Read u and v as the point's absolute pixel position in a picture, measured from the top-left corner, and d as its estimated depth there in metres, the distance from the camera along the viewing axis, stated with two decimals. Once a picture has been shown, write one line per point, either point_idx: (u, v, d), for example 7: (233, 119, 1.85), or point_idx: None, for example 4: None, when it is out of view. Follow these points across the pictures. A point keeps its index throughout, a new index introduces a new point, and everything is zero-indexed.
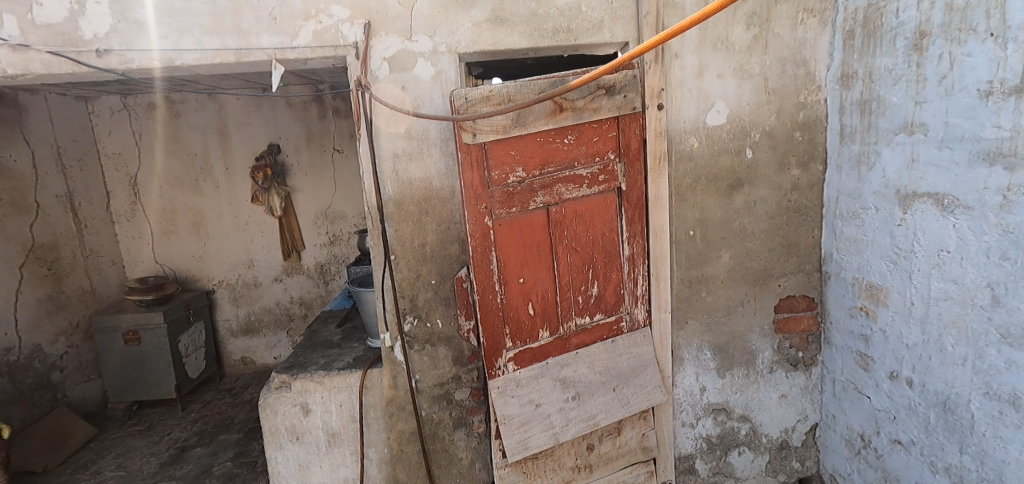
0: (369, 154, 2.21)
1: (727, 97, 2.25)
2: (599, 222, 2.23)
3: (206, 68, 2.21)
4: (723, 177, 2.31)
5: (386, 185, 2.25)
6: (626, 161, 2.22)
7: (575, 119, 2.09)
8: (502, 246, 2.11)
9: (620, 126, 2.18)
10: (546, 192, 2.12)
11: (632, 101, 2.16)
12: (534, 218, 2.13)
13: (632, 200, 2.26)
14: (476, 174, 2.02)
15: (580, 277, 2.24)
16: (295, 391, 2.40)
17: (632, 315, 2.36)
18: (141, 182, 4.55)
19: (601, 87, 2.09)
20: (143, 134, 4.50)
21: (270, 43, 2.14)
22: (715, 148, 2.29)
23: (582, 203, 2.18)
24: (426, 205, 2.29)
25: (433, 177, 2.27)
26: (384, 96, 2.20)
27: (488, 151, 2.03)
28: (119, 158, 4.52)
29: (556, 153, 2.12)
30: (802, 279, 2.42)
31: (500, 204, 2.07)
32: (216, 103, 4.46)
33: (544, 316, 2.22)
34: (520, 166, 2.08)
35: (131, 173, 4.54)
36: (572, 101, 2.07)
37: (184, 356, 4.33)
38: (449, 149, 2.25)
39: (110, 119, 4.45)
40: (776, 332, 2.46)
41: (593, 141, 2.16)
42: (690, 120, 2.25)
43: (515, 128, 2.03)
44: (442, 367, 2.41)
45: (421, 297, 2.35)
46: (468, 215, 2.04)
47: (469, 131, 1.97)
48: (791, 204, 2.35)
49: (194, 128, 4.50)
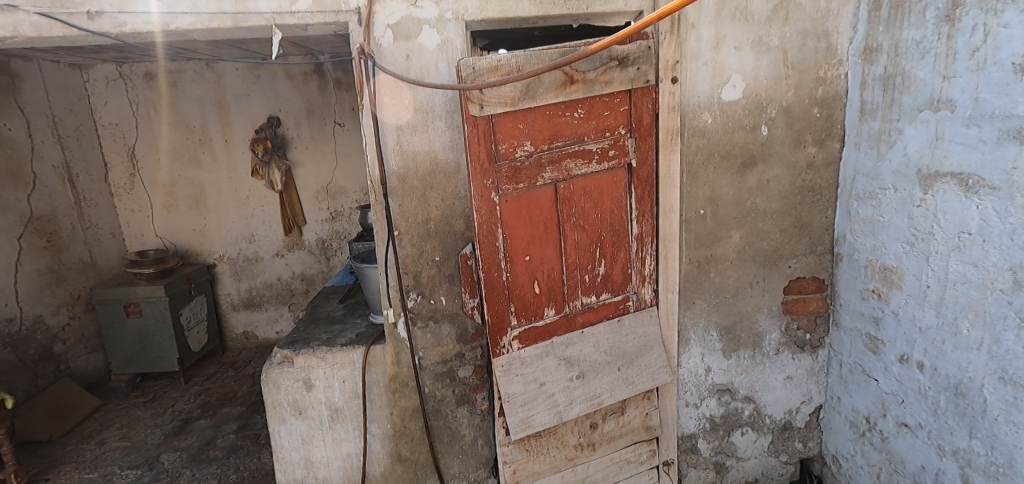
0: (372, 126, 2.15)
1: (743, 70, 2.17)
2: (608, 200, 2.17)
3: (202, 32, 2.13)
4: (737, 154, 2.25)
5: (390, 159, 2.19)
6: (637, 137, 2.15)
7: (585, 92, 2.02)
8: (509, 223, 2.06)
9: (632, 100, 2.11)
10: (554, 167, 2.06)
11: (645, 73, 2.09)
12: (542, 194, 2.08)
13: (642, 177, 2.20)
14: (482, 148, 1.96)
15: (587, 256, 2.20)
16: (297, 366, 2.37)
17: (639, 295, 2.32)
18: (139, 153, 4.49)
19: (614, 58, 2.02)
20: (140, 103, 4.42)
21: (269, 7, 2.06)
22: (730, 124, 2.22)
23: (591, 180, 2.13)
24: (430, 180, 2.23)
25: (438, 150, 2.21)
26: (388, 65, 2.12)
27: (496, 124, 1.97)
28: (117, 128, 4.45)
29: (566, 127, 2.05)
30: (813, 261, 2.37)
31: (506, 179, 2.01)
32: (215, 73, 4.37)
33: (549, 295, 2.18)
34: (528, 140, 2.02)
35: (129, 144, 4.48)
36: (583, 72, 1.99)
37: (186, 329, 4.32)
38: (455, 122, 2.19)
39: (107, 88, 4.38)
40: (785, 313, 2.42)
41: (603, 116, 2.09)
42: (704, 95, 2.18)
43: (524, 100, 1.96)
44: (446, 345, 2.38)
45: (425, 274, 2.31)
46: (474, 190, 1.99)
47: (476, 103, 1.90)
48: (805, 183, 2.29)
49: (193, 98, 4.42)
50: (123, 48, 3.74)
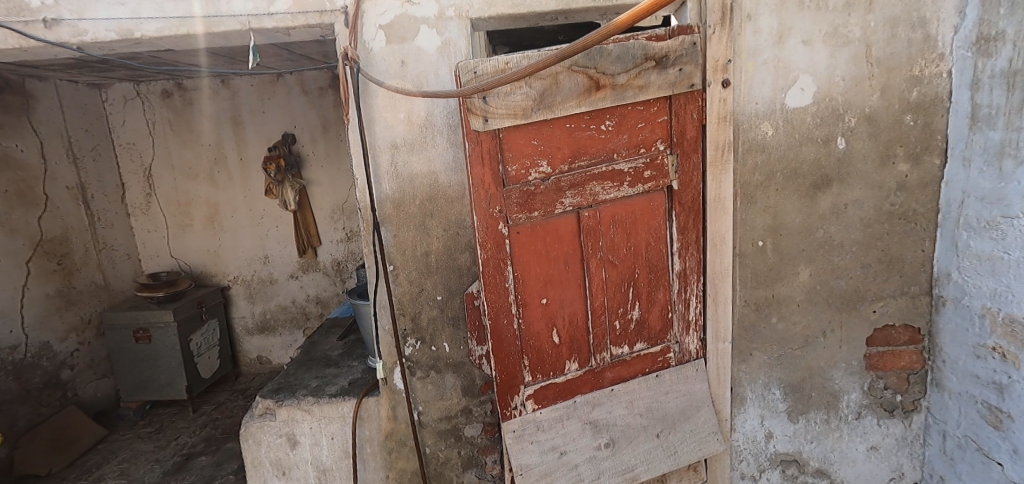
0: (360, 144, 1.83)
1: (814, 70, 1.75)
2: (643, 230, 1.78)
3: (172, 40, 1.86)
4: (806, 173, 1.82)
5: (382, 181, 1.87)
6: (680, 154, 1.76)
7: (615, 100, 1.64)
8: (521, 260, 1.69)
9: (672, 109, 1.72)
10: (576, 192, 1.68)
11: (690, 75, 1.69)
12: (561, 225, 1.70)
13: (685, 202, 1.80)
14: (488, 170, 1.61)
15: (617, 297, 1.81)
16: (280, 419, 2.05)
17: (682, 345, 1.90)
18: (156, 172, 4.36)
19: (649, 58, 1.64)
20: (156, 122, 4.29)
21: (244, 9, 1.78)
22: (796, 136, 1.80)
23: (622, 206, 1.74)
24: (430, 206, 1.89)
25: (439, 171, 1.87)
26: (379, 73, 1.80)
27: (504, 140, 1.61)
28: (134, 147, 4.34)
29: (590, 143, 1.68)
30: (904, 304, 1.91)
31: (517, 206, 1.65)
32: (231, 90, 4.21)
33: (571, 346, 1.79)
34: (545, 160, 1.65)
35: (145, 163, 4.36)
36: (612, 76, 1.62)
37: (196, 355, 4.12)
38: (458, 137, 1.84)
39: (124, 107, 4.27)
40: (868, 369, 1.96)
41: (638, 128, 1.71)
42: (764, 101, 1.77)
43: (539, 112, 1.59)
44: (451, 399, 2.02)
45: (425, 316, 1.96)
46: (477, 220, 1.63)
47: (478, 115, 1.55)
48: (894, 208, 1.84)
49: (209, 116, 4.27)
50: (133, 65, 3.58)
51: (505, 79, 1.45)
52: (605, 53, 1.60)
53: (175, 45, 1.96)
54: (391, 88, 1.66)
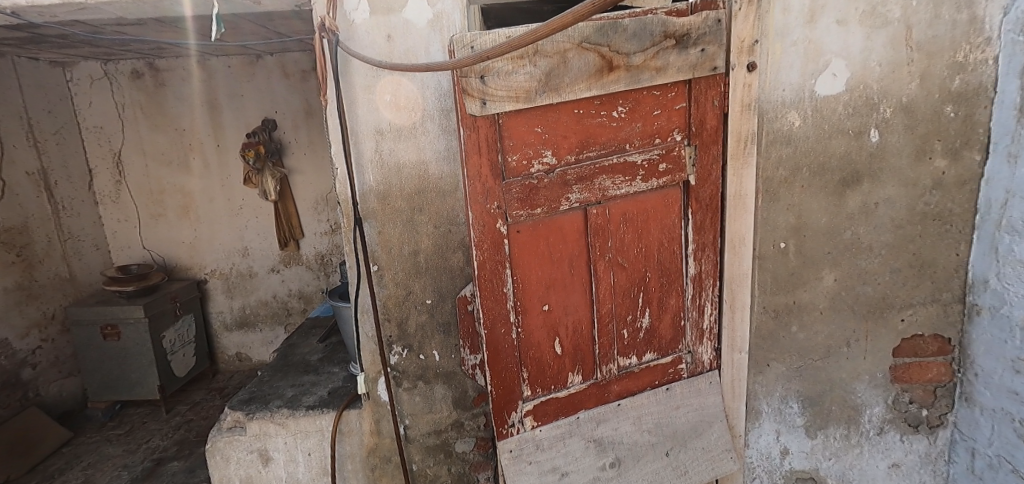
0: (341, 130, 1.63)
1: (847, 54, 1.58)
2: (655, 230, 1.61)
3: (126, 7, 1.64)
4: (834, 168, 1.66)
5: (365, 172, 1.67)
6: (698, 145, 1.58)
7: (629, 83, 1.46)
8: (521, 261, 1.51)
9: (691, 95, 1.54)
10: (583, 186, 1.50)
11: (712, 57, 1.52)
12: (566, 223, 1.52)
13: (702, 199, 1.62)
14: (485, 160, 1.42)
15: (626, 303, 1.63)
16: (250, 434, 1.86)
17: (695, 356, 1.74)
18: (126, 158, 4.11)
19: (668, 36, 1.46)
20: (126, 104, 4.03)
21: None
22: (825, 127, 1.63)
23: (633, 202, 1.57)
24: (419, 200, 1.70)
25: (429, 161, 1.67)
26: (363, 49, 1.60)
27: (504, 126, 1.42)
28: (102, 131, 4.07)
29: (600, 131, 1.50)
30: (935, 312, 1.76)
31: (518, 202, 1.46)
32: (207, 70, 3.96)
33: (575, 356, 1.61)
34: (549, 150, 1.47)
35: (114, 148, 4.09)
36: (626, 56, 1.44)
37: (169, 353, 3.89)
38: (451, 123, 1.65)
39: (91, 87, 3.99)
40: (893, 382, 1.81)
41: (653, 116, 1.53)
42: (791, 88, 1.61)
43: (544, 95, 1.40)
44: (440, 412, 1.84)
45: (413, 322, 1.77)
46: (473, 217, 1.44)
47: (476, 97, 1.36)
48: (929, 208, 1.68)
49: (183, 98, 4.01)
50: (98, 43, 3.32)
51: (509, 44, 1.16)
52: (619, 29, 1.42)
53: (131, 13, 1.74)
54: (370, 62, 1.44)
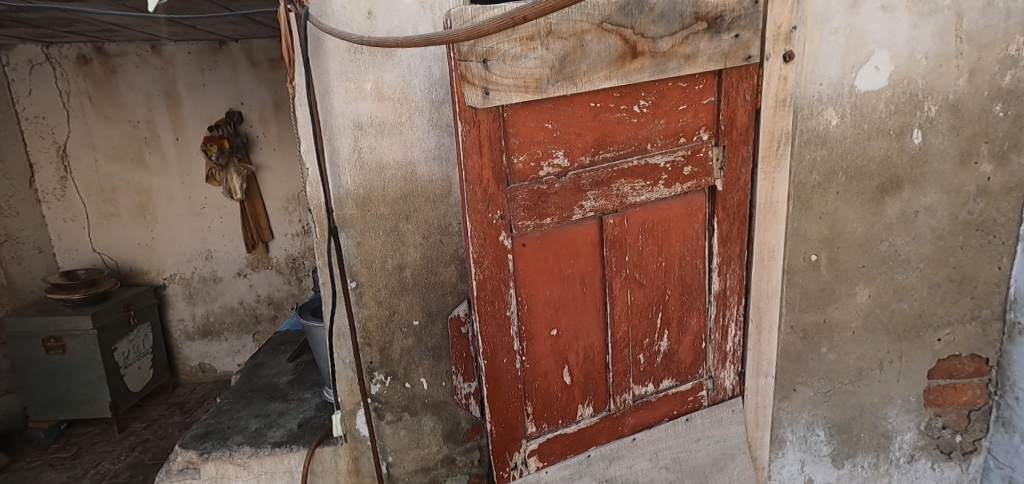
0: (313, 125, 1.40)
1: (891, 44, 1.41)
2: (677, 241, 1.41)
3: None
4: (872, 173, 1.48)
5: (342, 172, 1.45)
6: (727, 145, 1.39)
7: (653, 72, 1.26)
8: (527, 279, 1.29)
9: (721, 89, 1.35)
10: (599, 192, 1.30)
11: (746, 44, 1.33)
12: (579, 235, 1.32)
13: (730, 207, 1.42)
14: (487, 160, 1.19)
15: (644, 325, 1.43)
16: (206, 476, 1.60)
17: (716, 382, 1.55)
18: (72, 152, 3.74)
19: (699, 19, 1.27)
20: (72, 93, 3.66)
21: None
22: (865, 127, 1.45)
23: (653, 211, 1.37)
24: (405, 206, 1.49)
25: (417, 161, 1.47)
26: (339, 26, 1.38)
27: (509, 122, 1.20)
28: (44, 122, 3.69)
29: (618, 128, 1.29)
30: (973, 331, 1.61)
31: (524, 211, 1.25)
32: (164, 57, 3.63)
33: (586, 387, 1.40)
34: (561, 149, 1.25)
35: (58, 141, 3.72)
36: (651, 41, 1.24)
37: (122, 366, 3.57)
38: (443, 118, 1.45)
39: (31, 74, 3.62)
40: (926, 406, 1.66)
41: (677, 111, 1.33)
42: (830, 82, 1.43)
43: (558, 84, 1.19)
44: (428, 447, 1.62)
45: (397, 346, 1.54)
46: (472, 228, 1.22)
47: (478, 85, 1.13)
48: (972, 217, 1.53)
49: (137, 87, 3.67)
50: (33, 23, 2.96)
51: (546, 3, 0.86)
52: (645, 8, 1.22)
53: None
54: (341, 36, 1.19)
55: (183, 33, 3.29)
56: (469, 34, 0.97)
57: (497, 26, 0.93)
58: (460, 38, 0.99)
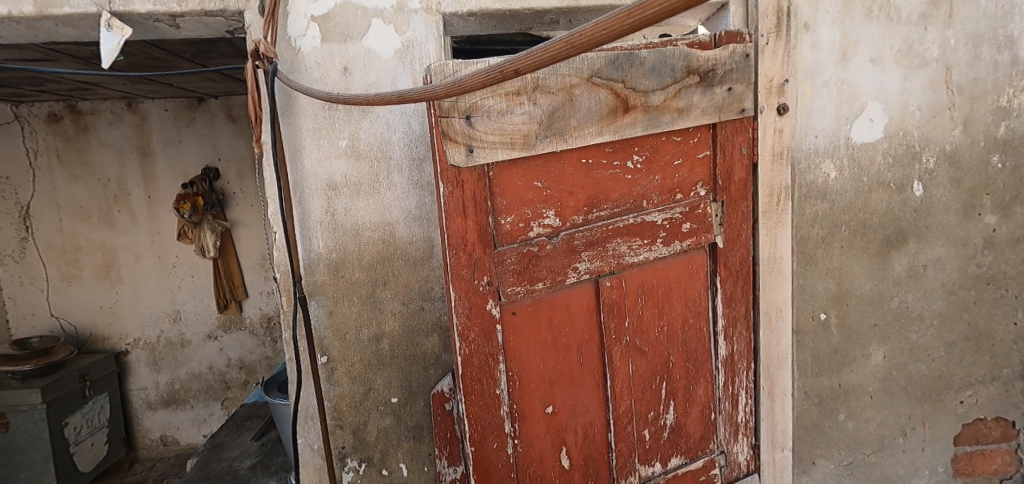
0: (281, 187, 1.29)
1: (884, 96, 1.37)
2: (678, 304, 1.31)
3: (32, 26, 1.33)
4: (877, 227, 1.41)
5: (314, 235, 1.33)
6: (725, 201, 1.31)
7: (646, 127, 1.19)
8: (518, 352, 1.17)
9: (716, 142, 1.28)
10: (594, 253, 1.21)
11: (740, 97, 1.27)
12: (573, 300, 1.21)
13: (732, 265, 1.33)
14: (472, 223, 1.10)
15: (647, 397, 1.30)
16: None
17: (729, 457, 1.40)
18: (35, 212, 3.55)
19: (691, 72, 1.21)
20: (39, 151, 3.51)
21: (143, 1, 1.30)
22: (865, 179, 1.39)
23: (652, 272, 1.27)
24: (382, 271, 1.37)
25: (395, 222, 1.36)
26: (313, 83, 1.35)
27: (496, 182, 1.11)
28: (7, 182, 3.52)
29: (612, 185, 1.21)
30: (996, 392, 1.51)
31: (514, 276, 1.14)
32: (138, 114, 3.53)
33: (587, 470, 1.26)
34: (552, 209, 1.16)
35: (21, 201, 3.54)
36: (643, 94, 1.18)
37: (72, 444, 3.28)
38: (424, 177, 1.35)
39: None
40: (955, 476, 1.53)
41: (673, 167, 1.26)
42: (826, 134, 1.37)
43: (547, 141, 1.11)
44: None
45: (374, 427, 1.39)
46: (456, 297, 1.11)
47: (462, 143, 1.05)
48: (981, 270, 1.46)
49: (108, 145, 3.54)
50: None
51: (544, 52, 0.78)
52: (635, 61, 1.16)
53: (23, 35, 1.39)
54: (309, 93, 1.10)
55: (158, 91, 3.22)
56: (452, 90, 0.88)
57: (484, 80, 0.85)
58: (440, 94, 0.89)
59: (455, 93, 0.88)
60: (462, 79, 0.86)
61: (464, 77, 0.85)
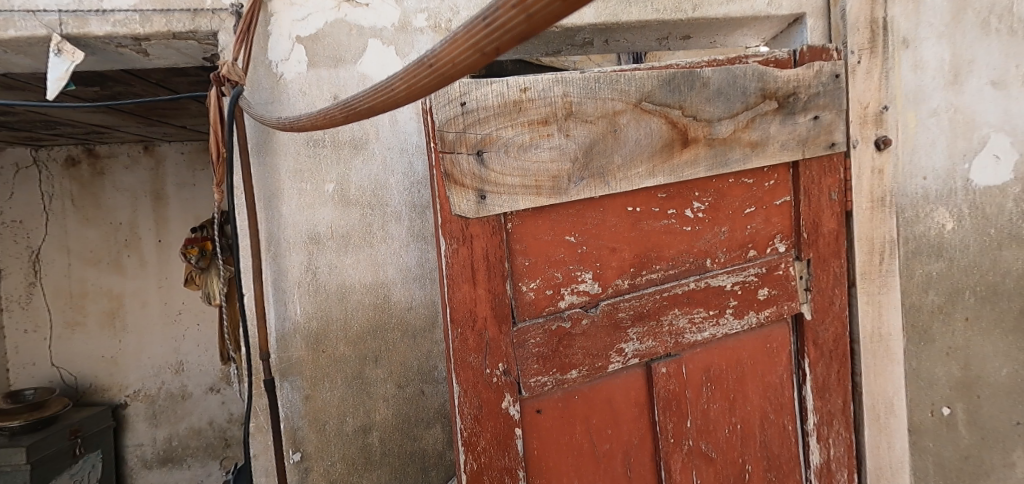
0: (254, 242, 1.04)
1: (1010, 127, 1.09)
2: (753, 393, 1.01)
3: None
4: (1011, 293, 1.11)
5: (290, 300, 1.07)
6: (812, 260, 1.02)
7: (711, 164, 0.92)
8: (543, 463, 0.88)
9: (799, 185, 1.00)
10: (644, 329, 0.92)
11: (831, 127, 0.99)
12: (617, 392, 0.92)
13: (824, 343, 1.03)
14: (483, 291, 0.83)
15: None
16: None
17: None
18: (48, 257, 2.63)
19: (768, 96, 0.94)
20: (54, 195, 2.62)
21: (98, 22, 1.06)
22: (991, 232, 1.10)
23: (717, 353, 0.98)
24: (374, 345, 1.10)
25: (392, 283, 1.10)
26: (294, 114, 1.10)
27: (515, 239, 0.84)
28: (20, 227, 2.61)
29: (666, 241, 0.93)
30: None
31: (539, 362, 0.86)
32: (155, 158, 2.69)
33: None
34: (589, 272, 0.89)
35: (34, 247, 2.62)
36: (707, 124, 0.91)
37: None
38: (428, 228, 1.10)
39: (13, 178, 2.60)
40: None
41: (745, 217, 0.98)
42: (938, 175, 1.08)
43: (583, 183, 0.85)
44: None
45: None
46: (462, 392, 0.83)
47: (469, 187, 0.79)
48: None
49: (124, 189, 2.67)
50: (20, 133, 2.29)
51: None
52: (697, 82, 0.90)
53: None
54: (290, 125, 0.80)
55: (176, 135, 2.55)
56: (419, 76, 0.52)
57: (475, 41, 0.47)
58: (407, 90, 0.55)
59: (427, 81, 0.52)
60: (435, 49, 0.50)
61: (437, 46, 0.49)
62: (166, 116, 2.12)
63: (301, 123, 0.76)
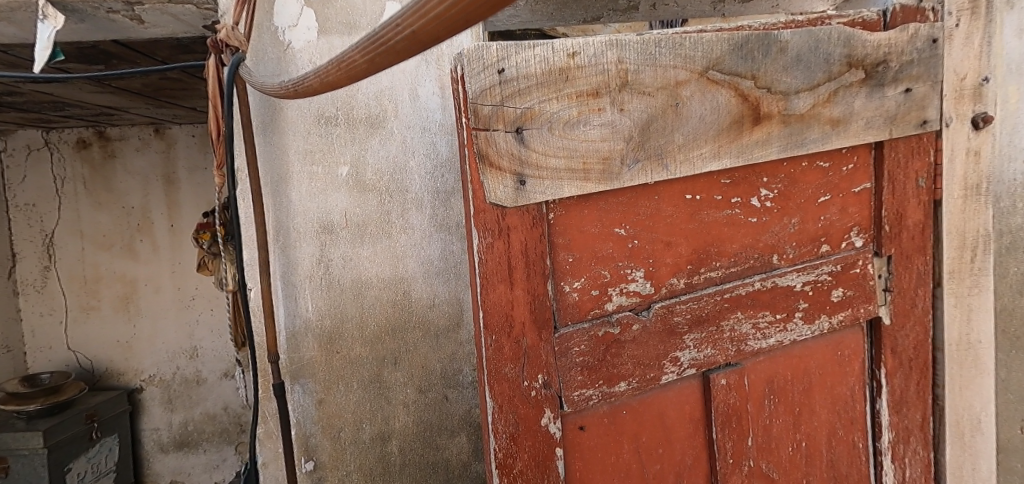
0: (261, 232, 0.93)
1: None
2: (821, 407, 0.89)
3: None
4: None
5: (301, 296, 0.96)
6: (893, 256, 0.88)
7: (784, 146, 0.79)
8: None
9: (881, 170, 0.86)
10: (703, 336, 0.80)
11: (923, 102, 0.85)
12: (671, 407, 0.81)
13: (903, 351, 0.91)
14: (521, 293, 0.71)
15: None
16: None
17: None
18: (62, 241, 2.55)
19: (854, 65, 0.80)
20: (67, 179, 2.54)
21: None
22: None
23: (782, 361, 0.86)
24: (394, 345, 0.99)
25: (413, 278, 0.99)
26: None
27: (557, 232, 0.72)
28: (35, 211, 2.53)
29: (730, 235, 0.81)
30: None
31: (585, 374, 0.74)
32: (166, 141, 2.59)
33: None
34: (641, 270, 0.77)
35: (47, 229, 2.53)
36: (782, 97, 0.77)
37: None
38: (453, 216, 0.99)
39: (25, 160, 2.51)
40: None
41: (819, 207, 0.85)
42: None
43: (637, 166, 0.72)
44: None
45: None
46: (497, 408, 0.71)
47: (506, 170, 0.67)
48: None
49: (136, 174, 2.57)
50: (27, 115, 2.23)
51: None
52: (772, 47, 0.76)
53: None
54: (314, 75, 0.61)
55: (187, 117, 2.45)
56: None
57: None
58: None
59: None
60: None
61: None
62: (175, 97, 2.02)
63: (329, 67, 0.56)
